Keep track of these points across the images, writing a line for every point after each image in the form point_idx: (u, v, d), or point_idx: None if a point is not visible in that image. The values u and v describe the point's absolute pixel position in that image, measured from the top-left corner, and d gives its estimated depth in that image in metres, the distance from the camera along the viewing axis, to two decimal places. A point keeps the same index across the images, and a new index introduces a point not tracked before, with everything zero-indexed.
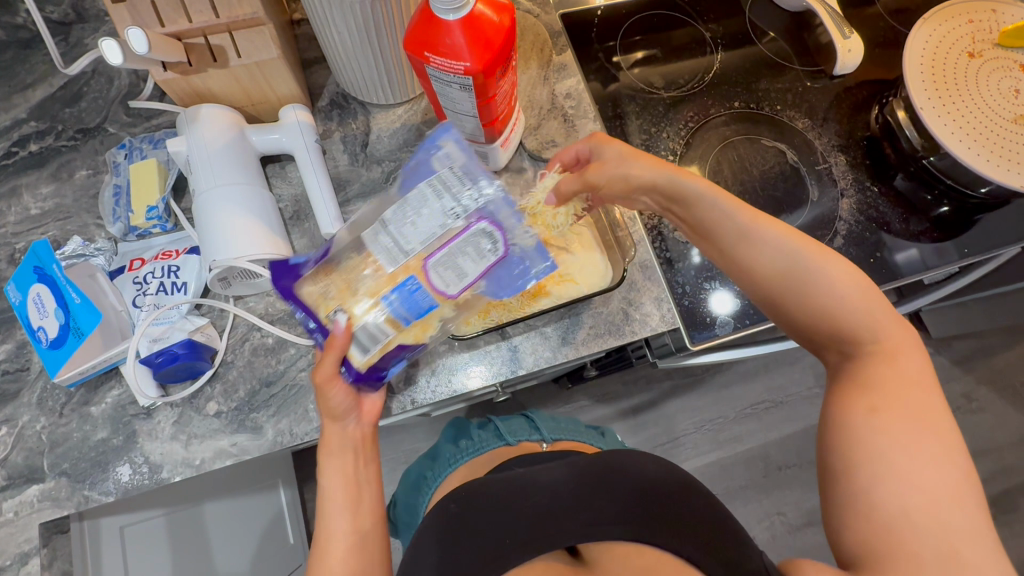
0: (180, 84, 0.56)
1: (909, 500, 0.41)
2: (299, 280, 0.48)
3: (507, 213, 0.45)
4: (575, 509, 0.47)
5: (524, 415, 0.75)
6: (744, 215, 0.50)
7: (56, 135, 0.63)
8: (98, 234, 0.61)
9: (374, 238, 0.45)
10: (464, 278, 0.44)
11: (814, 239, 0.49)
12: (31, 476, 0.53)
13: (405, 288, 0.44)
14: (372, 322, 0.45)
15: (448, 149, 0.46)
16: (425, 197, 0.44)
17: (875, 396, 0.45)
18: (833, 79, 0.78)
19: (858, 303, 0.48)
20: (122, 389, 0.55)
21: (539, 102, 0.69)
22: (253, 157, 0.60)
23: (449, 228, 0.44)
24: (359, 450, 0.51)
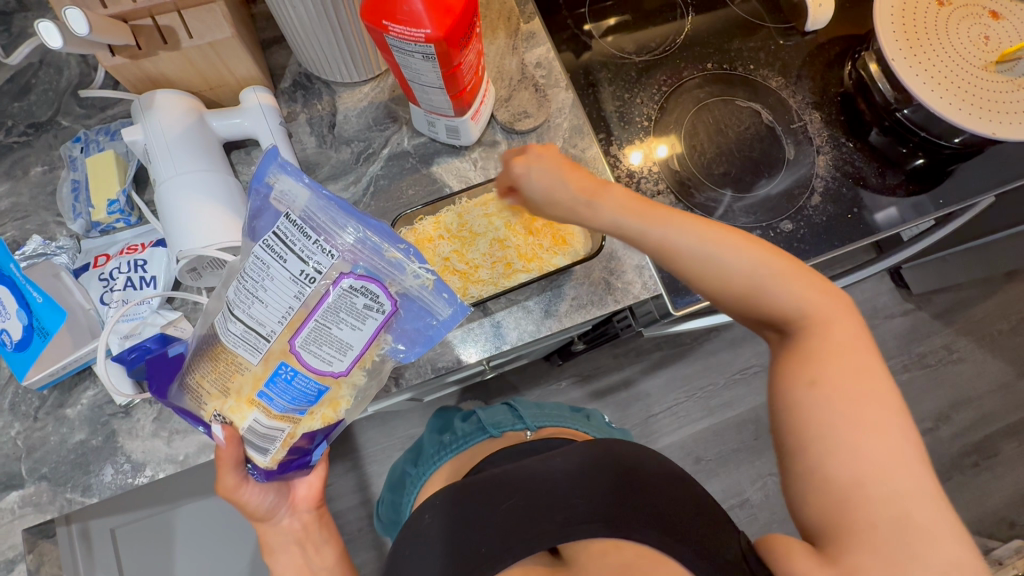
0: (131, 69, 0.53)
1: (859, 468, 0.43)
2: (174, 386, 0.47)
3: (369, 261, 0.42)
4: (552, 509, 0.49)
5: (507, 404, 0.76)
6: (661, 224, 0.49)
7: (6, 131, 0.61)
8: (60, 232, 0.59)
9: (226, 327, 0.43)
10: (345, 346, 0.43)
11: (726, 231, 0.49)
12: (10, 483, 0.52)
13: (281, 383, 0.44)
14: (258, 422, 0.45)
15: (283, 184, 0.40)
16: (270, 264, 0.40)
17: (814, 369, 0.47)
18: (806, 35, 0.77)
19: (778, 288, 0.49)
20: (97, 389, 0.54)
21: (509, 72, 0.67)
22: (216, 143, 0.58)
23: (309, 292, 0.41)
24: (302, 541, 0.56)
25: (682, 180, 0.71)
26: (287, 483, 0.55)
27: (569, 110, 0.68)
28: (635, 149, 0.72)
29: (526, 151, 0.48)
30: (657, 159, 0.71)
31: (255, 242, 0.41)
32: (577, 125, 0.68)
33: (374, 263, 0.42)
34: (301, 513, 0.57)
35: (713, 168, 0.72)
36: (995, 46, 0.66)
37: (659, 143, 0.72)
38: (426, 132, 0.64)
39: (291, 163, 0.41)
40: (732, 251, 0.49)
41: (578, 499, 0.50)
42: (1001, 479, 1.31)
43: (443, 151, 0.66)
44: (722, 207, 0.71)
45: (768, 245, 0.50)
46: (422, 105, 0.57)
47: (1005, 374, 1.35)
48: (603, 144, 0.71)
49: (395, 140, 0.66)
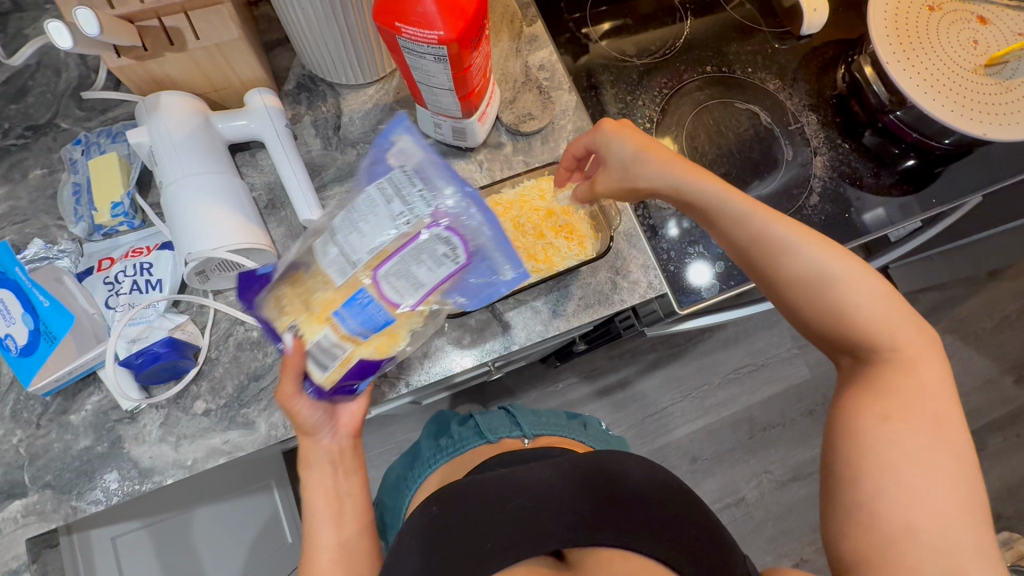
0: (136, 70, 0.53)
1: (913, 512, 0.41)
2: (261, 295, 0.48)
3: (459, 217, 0.42)
4: (559, 513, 0.49)
5: (504, 409, 0.76)
6: (760, 215, 0.51)
7: (4, 133, 0.60)
8: (61, 235, 0.58)
9: (323, 254, 0.44)
10: (420, 284, 0.43)
11: (834, 243, 0.50)
12: (12, 491, 0.51)
13: (359, 301, 0.42)
14: (327, 339, 0.44)
15: (404, 143, 0.45)
16: (376, 199, 0.42)
17: (887, 405, 0.45)
18: (801, 39, 0.79)
19: (874, 316, 0.49)
20: (102, 394, 0.53)
21: (513, 75, 0.68)
22: (222, 145, 0.58)
23: (401, 232, 0.42)
24: (337, 462, 0.53)
25: None
26: (315, 431, 0.52)
27: (572, 111, 0.69)
28: None
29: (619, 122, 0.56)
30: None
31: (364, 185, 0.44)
32: (580, 127, 0.68)
33: (463, 219, 0.42)
34: (342, 437, 0.54)
35: (713, 168, 0.73)
36: (984, 50, 0.68)
37: None
38: (432, 133, 0.64)
39: (415, 129, 0.45)
40: (837, 261, 0.49)
41: (582, 505, 0.49)
42: (989, 474, 1.34)
43: (449, 153, 0.66)
44: None
45: (875, 270, 0.50)
46: (430, 107, 0.58)
47: (991, 370, 1.39)
48: None
49: None
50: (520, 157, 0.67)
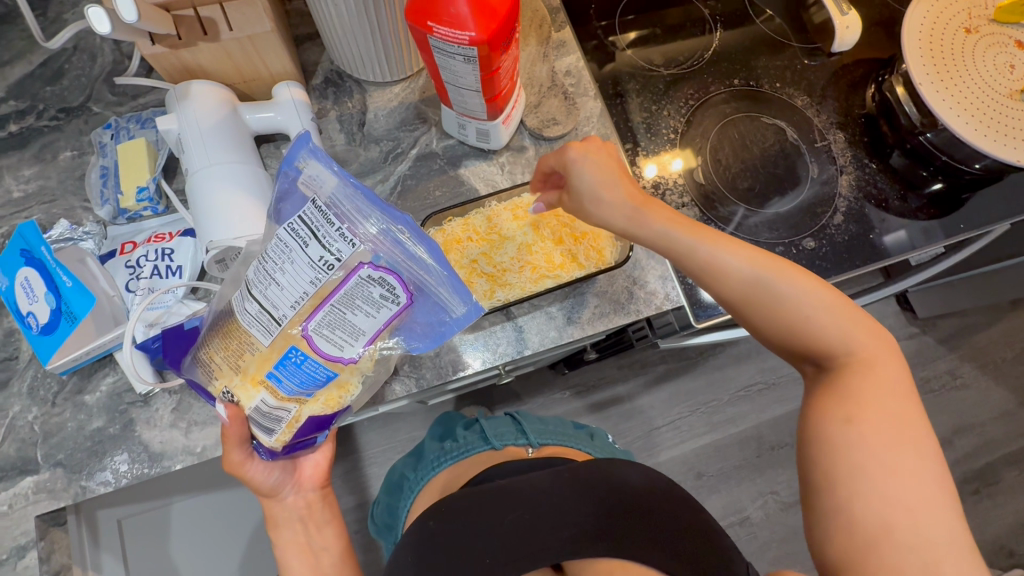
0: (169, 58, 0.53)
1: (888, 512, 0.41)
2: (188, 357, 0.47)
3: (390, 254, 0.41)
4: (557, 524, 0.48)
5: (511, 416, 0.75)
6: (707, 242, 0.50)
7: (37, 114, 0.61)
8: (86, 217, 0.58)
9: (243, 307, 0.42)
10: (358, 332, 0.42)
11: (780, 261, 0.50)
12: (24, 468, 0.51)
13: (290, 364, 0.43)
14: (264, 404, 0.45)
15: (312, 169, 0.40)
16: (291, 246, 0.39)
17: (849, 407, 0.45)
18: (831, 56, 0.78)
19: (827, 324, 0.48)
20: (117, 376, 0.54)
21: (539, 79, 0.68)
22: (248, 135, 0.58)
23: (326, 279, 0.40)
24: (305, 518, 0.55)
25: (707, 194, 0.71)
26: (294, 461, 0.54)
27: (596, 119, 0.68)
28: (652, 163, 0.71)
29: (585, 140, 0.51)
30: (671, 172, 0.71)
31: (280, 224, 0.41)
32: (603, 134, 0.68)
33: (392, 256, 0.41)
34: (306, 491, 0.56)
35: (737, 182, 0.72)
36: (1021, 75, 0.66)
37: (677, 158, 0.72)
38: (455, 134, 0.64)
39: (321, 152, 0.40)
40: (781, 278, 0.49)
41: (583, 513, 0.49)
42: (1003, 508, 1.31)
43: (471, 154, 0.66)
44: (741, 220, 0.70)
45: (819, 279, 0.50)
46: (456, 108, 0.58)
47: (1008, 402, 1.35)
48: (629, 154, 0.71)
49: (423, 141, 0.66)
50: None
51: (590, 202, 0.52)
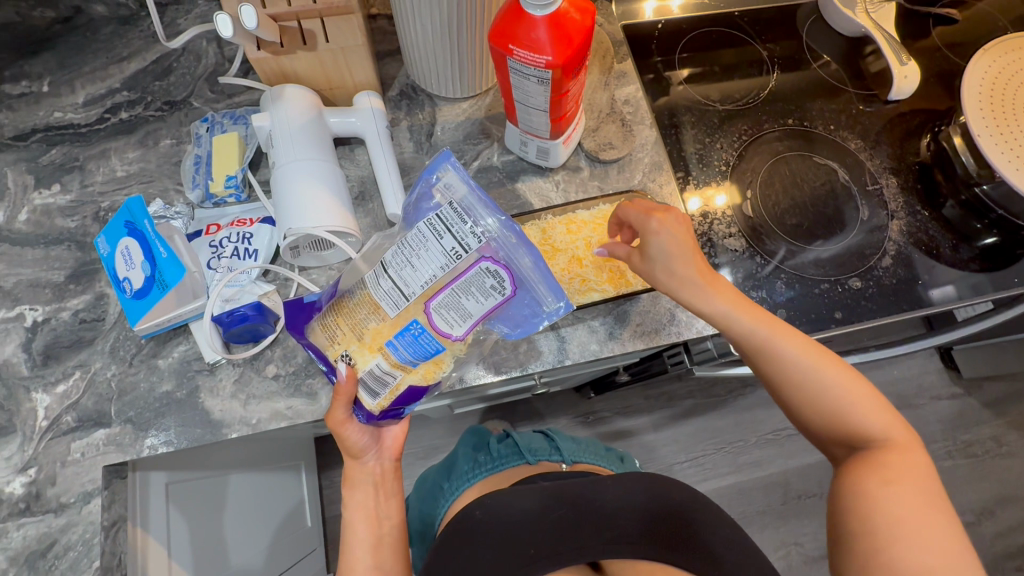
0: (270, 63, 0.59)
1: (922, 558, 0.44)
2: (309, 325, 0.51)
3: (509, 249, 0.44)
4: (599, 527, 0.50)
5: (543, 433, 0.76)
6: (765, 326, 0.53)
7: (145, 105, 0.67)
8: (178, 199, 0.64)
9: (377, 283, 0.46)
10: (468, 316, 0.45)
11: (825, 351, 0.54)
12: (98, 420, 0.55)
13: (410, 334, 0.46)
14: (378, 368, 0.48)
15: (449, 178, 0.44)
16: (427, 234, 0.43)
17: (887, 471, 0.48)
18: (887, 104, 0.80)
19: (865, 411, 0.52)
20: (189, 344, 0.58)
21: (599, 106, 0.72)
22: (329, 137, 0.63)
23: (451, 266, 0.43)
24: (378, 485, 0.59)
25: (755, 228, 0.71)
26: (381, 429, 0.58)
27: (650, 146, 0.71)
28: (695, 196, 0.71)
29: (668, 212, 0.53)
30: (715, 208, 0.71)
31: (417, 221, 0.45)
32: (656, 161, 0.71)
33: (510, 251, 0.44)
34: (385, 459, 0.60)
35: (785, 218, 0.72)
36: None
37: (720, 192, 0.72)
38: (516, 150, 0.68)
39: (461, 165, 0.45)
40: (827, 367, 0.53)
41: (626, 523, 0.51)
42: None
43: (529, 170, 0.69)
44: (789, 256, 0.70)
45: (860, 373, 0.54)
46: (521, 126, 0.62)
47: None
48: (681, 182, 0.72)
49: (485, 154, 0.70)
50: (595, 183, 0.69)
51: (661, 270, 0.54)
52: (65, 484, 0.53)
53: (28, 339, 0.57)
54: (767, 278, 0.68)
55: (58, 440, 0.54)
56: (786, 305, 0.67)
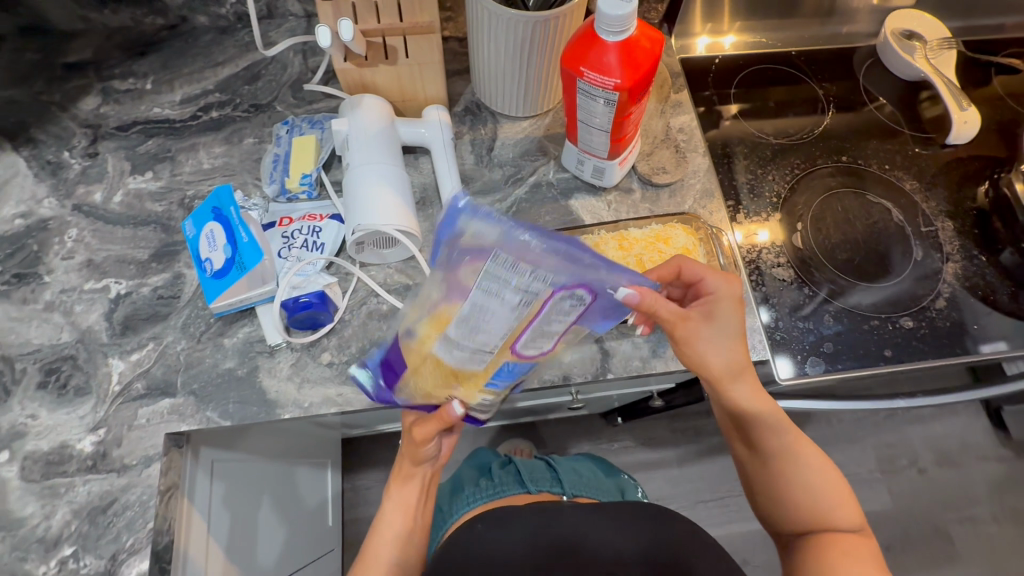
0: (353, 74, 0.64)
1: None
2: (396, 391, 0.50)
3: (576, 275, 0.41)
4: (596, 550, 0.58)
5: (544, 463, 0.80)
6: (787, 425, 0.56)
7: (233, 106, 0.73)
8: (255, 192, 0.69)
9: (450, 352, 0.45)
10: (555, 333, 0.46)
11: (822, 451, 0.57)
12: (165, 390, 0.59)
13: (508, 367, 0.48)
14: (487, 395, 0.51)
15: (475, 229, 0.36)
16: (488, 302, 0.41)
17: (846, 551, 0.52)
18: (945, 147, 0.80)
19: (844, 509, 0.54)
20: (253, 326, 0.62)
21: (655, 132, 0.74)
22: (398, 144, 0.68)
23: (527, 315, 0.42)
24: (426, 488, 0.61)
25: (804, 259, 0.71)
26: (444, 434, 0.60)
27: (702, 174, 0.73)
28: (737, 229, 0.72)
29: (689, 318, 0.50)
30: (758, 243, 0.71)
31: (464, 285, 0.40)
32: (708, 189, 0.72)
33: (575, 280, 0.41)
34: (437, 463, 0.61)
35: (835, 253, 0.72)
36: None
37: (761, 228, 0.72)
38: (572, 169, 0.71)
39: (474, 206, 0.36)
40: (821, 464, 0.56)
41: (629, 551, 0.58)
42: None
43: (582, 188, 0.71)
44: (839, 289, 0.70)
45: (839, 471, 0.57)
46: (580, 145, 0.65)
47: None
48: (731, 211, 0.73)
49: (542, 170, 0.72)
50: (646, 204, 0.71)
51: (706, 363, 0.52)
52: (130, 447, 0.56)
53: (111, 309, 0.62)
54: (816, 309, 0.68)
55: (127, 405, 0.58)
56: (833, 338, 0.67)
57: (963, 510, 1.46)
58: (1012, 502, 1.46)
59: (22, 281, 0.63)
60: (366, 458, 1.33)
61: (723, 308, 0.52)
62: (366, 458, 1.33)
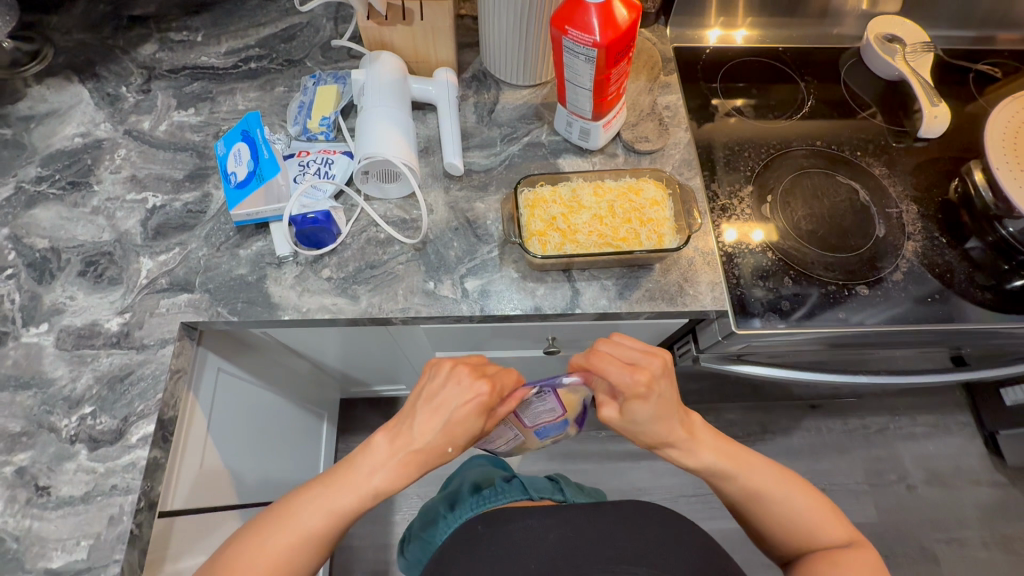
0: (374, 32, 0.74)
1: None
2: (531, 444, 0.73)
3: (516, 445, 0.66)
4: (599, 544, 0.47)
5: (547, 478, 0.75)
6: (745, 469, 0.60)
7: (270, 60, 0.83)
8: (280, 131, 0.78)
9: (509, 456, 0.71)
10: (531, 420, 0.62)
11: (794, 479, 0.61)
12: (184, 287, 0.67)
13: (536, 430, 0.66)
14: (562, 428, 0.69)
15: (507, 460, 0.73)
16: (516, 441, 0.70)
17: (836, 561, 0.57)
18: (917, 142, 0.85)
19: (824, 526, 0.59)
20: (266, 242, 0.70)
21: (642, 106, 0.81)
22: (409, 97, 0.76)
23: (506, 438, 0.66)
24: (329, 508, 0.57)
25: (771, 226, 0.77)
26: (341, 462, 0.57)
27: (683, 146, 0.80)
28: (733, 228, 0.76)
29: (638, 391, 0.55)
30: (751, 242, 0.75)
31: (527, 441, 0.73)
32: (687, 159, 0.79)
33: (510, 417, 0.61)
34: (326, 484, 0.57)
35: (801, 224, 0.77)
36: None
37: (759, 230, 0.76)
38: (563, 132, 0.78)
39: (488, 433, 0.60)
40: (795, 495, 0.60)
41: (623, 543, 0.47)
42: None
43: (570, 150, 0.79)
44: (803, 256, 0.75)
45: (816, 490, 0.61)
46: (569, 106, 0.72)
47: None
48: (706, 180, 0.79)
49: (536, 133, 0.80)
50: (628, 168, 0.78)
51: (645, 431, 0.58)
52: (151, 329, 0.65)
53: (146, 217, 0.71)
54: (777, 270, 0.73)
55: (151, 296, 0.67)
56: (791, 298, 0.72)
57: (951, 531, 1.38)
58: (1004, 529, 1.39)
59: (75, 188, 0.72)
60: (361, 420, 1.40)
61: (641, 405, 0.56)
62: (362, 420, 1.40)
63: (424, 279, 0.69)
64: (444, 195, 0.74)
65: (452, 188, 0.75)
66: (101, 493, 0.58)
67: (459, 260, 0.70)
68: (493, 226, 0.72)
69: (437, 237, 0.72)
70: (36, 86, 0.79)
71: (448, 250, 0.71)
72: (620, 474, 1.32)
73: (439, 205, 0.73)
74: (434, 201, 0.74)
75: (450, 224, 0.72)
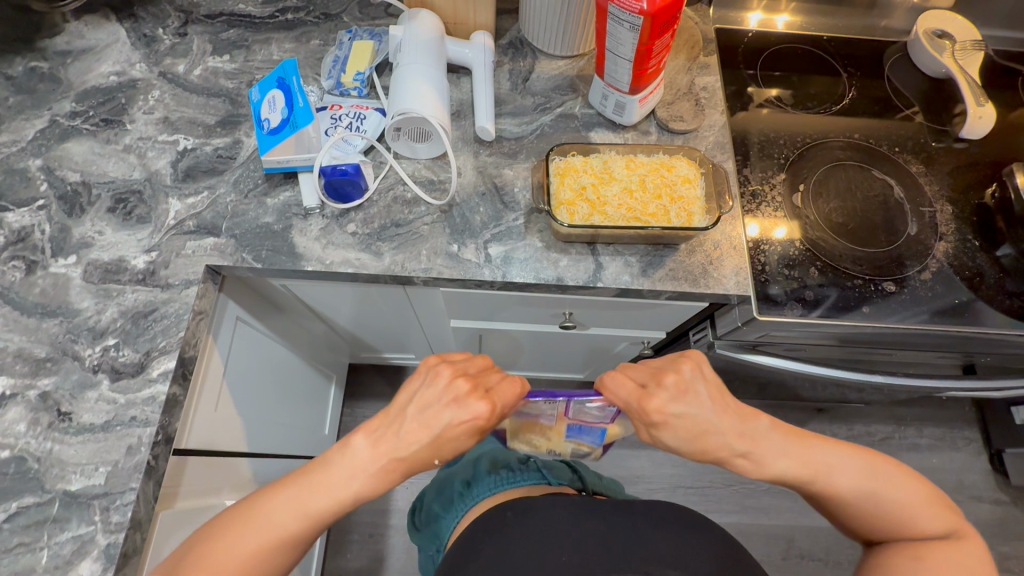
0: None
1: None
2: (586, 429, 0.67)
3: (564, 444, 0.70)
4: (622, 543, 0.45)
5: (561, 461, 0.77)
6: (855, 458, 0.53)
7: (307, 12, 0.83)
8: (313, 84, 0.78)
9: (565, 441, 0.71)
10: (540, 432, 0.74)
11: (906, 472, 0.54)
12: (210, 231, 0.68)
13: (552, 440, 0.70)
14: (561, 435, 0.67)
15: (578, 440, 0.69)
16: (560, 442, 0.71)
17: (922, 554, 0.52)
18: (957, 143, 0.83)
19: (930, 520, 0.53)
20: (293, 193, 0.70)
21: (679, 85, 0.80)
22: (445, 57, 0.76)
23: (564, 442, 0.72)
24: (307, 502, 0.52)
25: (802, 217, 0.75)
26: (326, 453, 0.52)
27: (718, 128, 0.78)
28: (755, 223, 0.74)
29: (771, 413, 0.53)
30: (774, 237, 0.73)
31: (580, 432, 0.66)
32: (721, 142, 0.77)
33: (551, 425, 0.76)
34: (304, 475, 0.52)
35: (832, 217, 0.76)
36: None
37: (781, 227, 0.74)
38: (597, 105, 0.77)
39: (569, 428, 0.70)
40: (901, 486, 0.54)
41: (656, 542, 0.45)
42: None
43: (603, 125, 0.78)
44: (832, 249, 0.74)
45: (930, 488, 0.54)
46: (607, 77, 0.71)
47: None
48: (738, 164, 0.78)
49: (569, 105, 0.79)
50: None
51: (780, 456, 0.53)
52: (176, 269, 0.65)
53: (176, 159, 0.71)
54: (803, 259, 0.72)
55: (177, 237, 0.67)
56: (815, 290, 0.71)
57: None
58: (1001, 547, 1.38)
59: (108, 126, 0.73)
60: (369, 386, 1.41)
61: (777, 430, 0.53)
62: (369, 386, 1.41)
63: (448, 241, 0.69)
64: (473, 160, 0.74)
65: (481, 153, 0.74)
66: (120, 423, 0.59)
67: (484, 225, 0.70)
68: (520, 195, 0.72)
69: (464, 201, 0.71)
70: (73, 22, 0.79)
71: (473, 215, 0.70)
72: (620, 460, 1.32)
73: (468, 169, 0.73)
74: (463, 166, 0.73)
75: (477, 189, 0.72)
